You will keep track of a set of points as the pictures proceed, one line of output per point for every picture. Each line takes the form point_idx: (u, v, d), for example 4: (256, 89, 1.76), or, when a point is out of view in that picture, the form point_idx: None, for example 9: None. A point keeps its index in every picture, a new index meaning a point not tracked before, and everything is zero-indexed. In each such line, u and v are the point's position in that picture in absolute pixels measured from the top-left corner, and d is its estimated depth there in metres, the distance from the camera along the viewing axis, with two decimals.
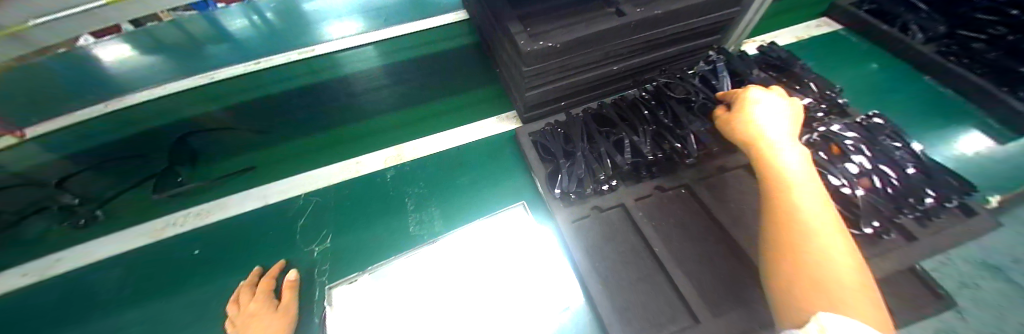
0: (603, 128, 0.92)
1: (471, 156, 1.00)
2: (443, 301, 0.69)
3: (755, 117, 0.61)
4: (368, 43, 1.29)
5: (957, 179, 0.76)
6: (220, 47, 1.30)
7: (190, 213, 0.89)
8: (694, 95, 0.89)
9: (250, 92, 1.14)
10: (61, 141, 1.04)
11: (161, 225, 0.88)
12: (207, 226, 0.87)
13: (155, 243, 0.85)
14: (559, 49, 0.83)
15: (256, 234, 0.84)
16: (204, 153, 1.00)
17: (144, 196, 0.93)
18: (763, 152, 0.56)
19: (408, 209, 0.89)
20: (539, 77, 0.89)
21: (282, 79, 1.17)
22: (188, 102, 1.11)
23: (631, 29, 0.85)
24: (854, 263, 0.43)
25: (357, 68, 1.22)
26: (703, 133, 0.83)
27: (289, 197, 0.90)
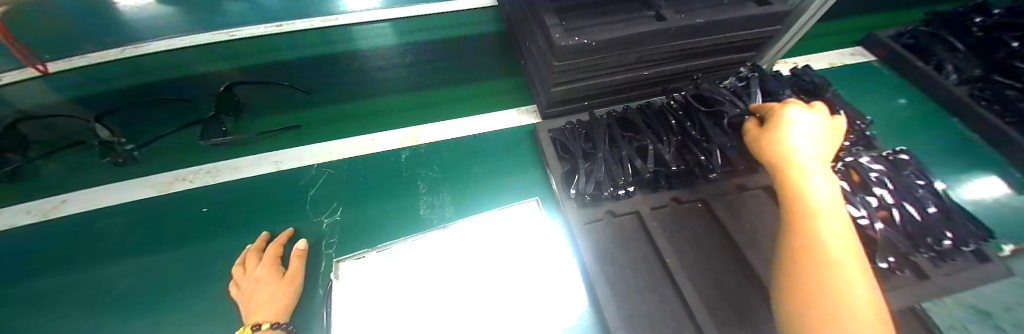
0: (626, 133, 0.88)
1: (487, 145, 1.03)
2: (444, 284, 0.69)
3: (789, 136, 0.56)
4: (388, 19, 1.36)
5: (975, 223, 0.75)
6: (238, 3, 1.31)
7: (201, 171, 0.95)
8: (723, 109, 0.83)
9: (270, 55, 1.21)
10: (82, 81, 1.07)
11: (192, 173, 0.95)
12: (216, 185, 0.92)
13: (191, 189, 0.92)
14: (593, 47, 0.79)
15: (263, 196, 0.91)
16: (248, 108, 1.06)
17: (191, 145, 0.99)
18: (794, 178, 0.52)
19: (421, 192, 0.92)
20: (567, 74, 0.87)
21: (300, 46, 1.25)
22: (204, 60, 1.17)
23: (669, 35, 0.81)
24: (870, 302, 0.42)
25: (375, 43, 1.29)
26: (729, 149, 0.78)
27: (301, 166, 0.96)
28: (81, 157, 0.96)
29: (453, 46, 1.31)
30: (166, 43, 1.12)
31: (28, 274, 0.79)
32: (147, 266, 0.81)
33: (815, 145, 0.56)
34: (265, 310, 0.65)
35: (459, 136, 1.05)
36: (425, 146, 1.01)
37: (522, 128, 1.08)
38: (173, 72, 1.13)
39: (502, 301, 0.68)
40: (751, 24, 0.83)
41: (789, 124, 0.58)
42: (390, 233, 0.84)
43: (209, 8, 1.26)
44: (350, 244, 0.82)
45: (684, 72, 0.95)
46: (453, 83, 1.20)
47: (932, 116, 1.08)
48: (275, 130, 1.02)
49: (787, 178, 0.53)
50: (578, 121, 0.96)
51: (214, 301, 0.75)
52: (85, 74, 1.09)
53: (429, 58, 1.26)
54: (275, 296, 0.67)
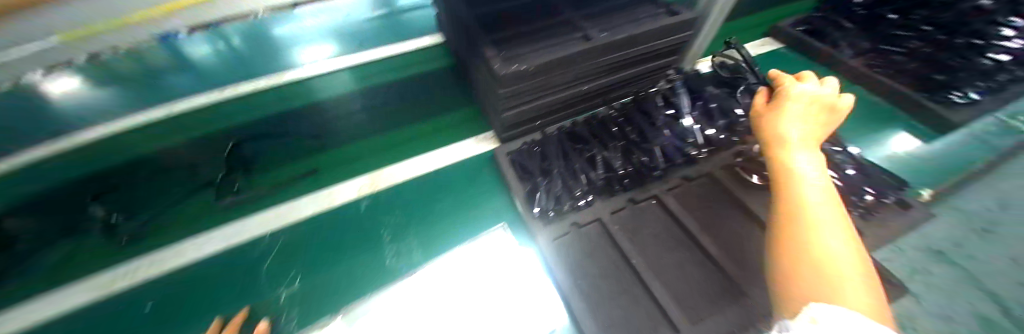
0: (577, 145, 0.94)
1: (445, 180, 1.05)
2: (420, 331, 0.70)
3: (783, 120, 0.68)
4: (344, 67, 1.36)
5: (891, 177, 0.84)
6: (181, 76, 1.30)
7: (146, 262, 0.89)
8: (656, 112, 0.92)
9: (218, 123, 1.17)
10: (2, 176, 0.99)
11: (137, 266, 0.89)
12: (167, 274, 0.88)
13: (133, 286, 0.86)
14: (532, 72, 0.85)
15: (214, 278, 0.87)
16: (257, 162, 1.10)
17: (208, 204, 1.02)
18: (784, 156, 0.64)
19: (385, 241, 0.92)
20: (514, 99, 0.92)
21: (246, 110, 1.22)
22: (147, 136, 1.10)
23: (598, 53, 0.88)
24: (858, 254, 0.51)
25: (333, 93, 1.30)
26: (668, 147, 0.87)
27: (256, 236, 0.93)
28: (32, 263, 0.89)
29: (405, 86, 1.34)
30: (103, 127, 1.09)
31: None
32: None
33: (804, 127, 0.67)
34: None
35: (422, 174, 1.06)
36: (383, 193, 1.02)
37: (482, 156, 1.11)
38: (104, 153, 1.05)
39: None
40: (667, 33, 0.92)
41: (784, 110, 0.69)
42: (357, 289, 0.83)
43: (152, 87, 1.25)
44: (315, 312, 0.80)
45: (620, 82, 1.03)
46: (409, 122, 1.22)
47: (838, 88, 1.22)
48: (292, 180, 1.06)
49: (781, 157, 0.64)
50: (533, 140, 1.01)
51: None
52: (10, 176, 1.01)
53: (384, 101, 1.29)
54: None
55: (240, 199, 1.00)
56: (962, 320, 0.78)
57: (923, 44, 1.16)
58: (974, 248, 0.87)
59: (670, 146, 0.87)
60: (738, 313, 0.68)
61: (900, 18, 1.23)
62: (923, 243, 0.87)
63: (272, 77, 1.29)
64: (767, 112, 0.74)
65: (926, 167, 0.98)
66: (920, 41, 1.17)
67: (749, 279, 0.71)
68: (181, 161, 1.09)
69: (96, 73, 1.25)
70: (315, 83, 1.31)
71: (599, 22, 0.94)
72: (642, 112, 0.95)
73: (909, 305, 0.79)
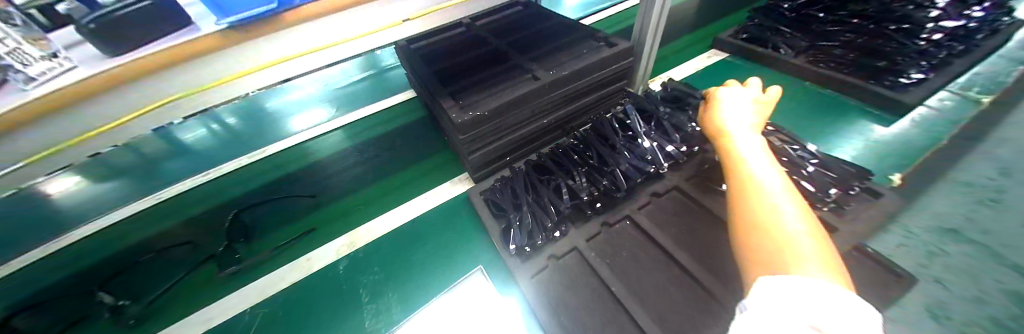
0: (544, 177, 0.96)
1: (422, 228, 1.04)
2: None
3: (721, 113, 0.67)
4: (338, 126, 1.48)
5: (854, 166, 0.85)
6: (179, 161, 1.40)
7: None
8: (613, 135, 0.96)
9: (201, 202, 1.20)
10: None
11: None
12: None
13: None
14: (488, 115, 0.90)
15: None
16: (260, 227, 1.10)
17: (213, 277, 0.97)
18: (724, 143, 0.61)
19: (364, 301, 0.89)
20: (477, 142, 0.95)
21: (242, 181, 1.27)
22: (134, 226, 1.13)
23: (548, 88, 0.94)
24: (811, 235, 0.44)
25: (324, 154, 1.35)
26: (630, 167, 0.88)
27: (234, 315, 0.89)
28: None
29: (380, 141, 1.38)
30: (95, 225, 1.15)
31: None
32: None
33: (743, 118, 0.66)
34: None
35: (399, 226, 1.06)
36: (365, 248, 1.01)
37: (457, 198, 1.12)
38: (87, 251, 1.07)
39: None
40: (608, 63, 1.00)
41: (722, 102, 0.70)
42: None
43: (151, 176, 1.33)
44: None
45: (577, 112, 1.08)
46: (384, 175, 1.24)
47: (792, 87, 1.27)
48: (293, 239, 1.05)
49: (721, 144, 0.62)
50: (503, 178, 1.03)
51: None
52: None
53: (358, 158, 1.31)
54: None
55: (243, 267, 0.98)
56: (970, 305, 0.73)
57: (856, 36, 1.26)
58: (962, 225, 0.84)
59: (631, 166, 0.88)
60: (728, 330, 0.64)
61: (829, 16, 1.35)
62: (907, 228, 0.85)
63: (257, 152, 1.38)
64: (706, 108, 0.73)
65: (887, 151, 0.99)
66: (852, 33, 1.27)
67: (731, 291, 0.69)
68: (158, 244, 1.07)
69: (91, 170, 1.38)
70: (295, 153, 1.37)
71: (547, 62, 1.02)
72: (601, 136, 0.99)
73: (913, 297, 0.74)
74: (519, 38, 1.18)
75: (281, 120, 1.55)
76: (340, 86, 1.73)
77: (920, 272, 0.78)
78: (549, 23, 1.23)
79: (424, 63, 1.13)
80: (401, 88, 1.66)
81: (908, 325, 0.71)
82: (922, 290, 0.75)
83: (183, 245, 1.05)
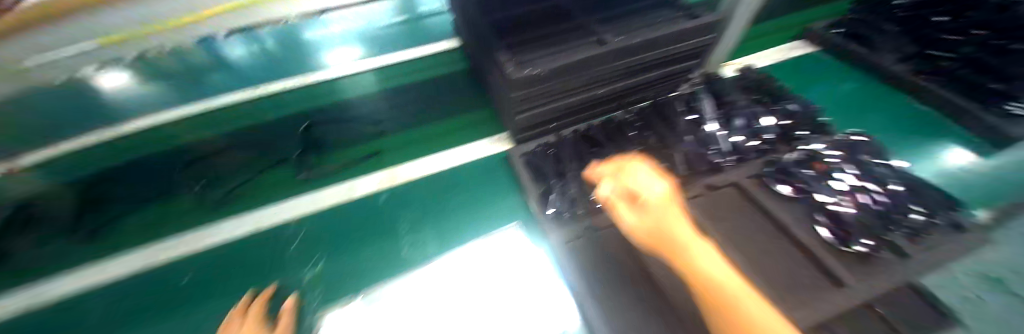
0: (593, 148, 0.93)
1: (464, 176, 1.07)
2: (438, 316, 0.71)
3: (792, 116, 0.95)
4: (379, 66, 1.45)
5: (940, 194, 0.77)
6: (218, 72, 1.39)
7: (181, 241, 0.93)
8: (675, 116, 0.92)
9: (245, 117, 1.23)
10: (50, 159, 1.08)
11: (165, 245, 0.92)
12: (185, 255, 0.90)
13: (169, 260, 0.89)
14: (545, 76, 0.83)
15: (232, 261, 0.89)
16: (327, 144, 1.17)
17: (282, 180, 1.07)
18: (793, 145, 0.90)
19: (401, 232, 0.93)
20: (527, 102, 0.90)
21: (282, 105, 1.28)
22: (184, 128, 1.19)
23: (614, 56, 0.86)
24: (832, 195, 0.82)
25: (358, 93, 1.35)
26: (689, 152, 0.85)
27: (279, 223, 0.95)
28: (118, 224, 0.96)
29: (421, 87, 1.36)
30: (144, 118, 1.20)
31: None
32: None
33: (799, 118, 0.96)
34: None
35: (436, 172, 1.08)
36: (403, 186, 1.03)
37: (494, 156, 1.12)
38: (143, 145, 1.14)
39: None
40: (687, 36, 0.89)
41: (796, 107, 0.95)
42: (369, 279, 0.83)
43: (195, 83, 1.34)
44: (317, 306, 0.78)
45: (636, 86, 1.01)
46: (423, 122, 1.24)
47: (879, 97, 1.14)
48: (359, 159, 1.12)
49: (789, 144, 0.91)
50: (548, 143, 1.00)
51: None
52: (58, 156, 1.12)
53: (398, 101, 1.31)
54: None
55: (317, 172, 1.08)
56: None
57: (978, 50, 1.04)
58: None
59: (688, 154, 0.84)
60: None
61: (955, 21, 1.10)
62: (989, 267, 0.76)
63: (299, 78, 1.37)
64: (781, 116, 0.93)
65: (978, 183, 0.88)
66: (971, 48, 1.05)
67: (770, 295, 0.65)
68: (206, 150, 1.14)
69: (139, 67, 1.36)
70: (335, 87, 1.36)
71: (616, 27, 0.93)
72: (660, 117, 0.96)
73: None
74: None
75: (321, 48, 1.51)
76: (384, 23, 1.65)
77: (999, 314, 0.69)
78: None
79: None
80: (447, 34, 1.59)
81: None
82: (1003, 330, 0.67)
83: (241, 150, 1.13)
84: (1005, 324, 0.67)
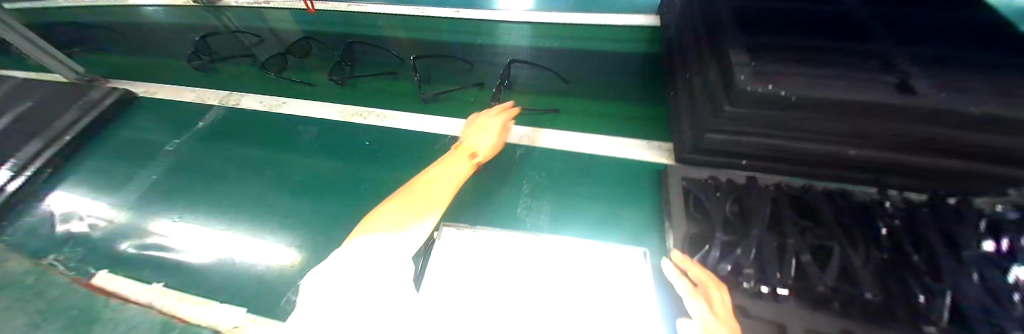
0: (796, 215, 0.71)
1: (603, 169, 0.99)
2: (526, 292, 0.63)
3: None
4: (547, 22, 1.44)
5: None
6: None
7: (374, 113, 1.24)
8: (941, 241, 0.65)
9: (441, 34, 1.46)
10: (327, 25, 1.57)
11: (368, 112, 1.25)
12: (376, 127, 1.20)
13: (364, 124, 1.21)
14: (789, 102, 0.64)
15: (396, 146, 1.13)
16: (514, 82, 1.25)
17: (468, 97, 1.24)
18: None
19: (522, 193, 0.95)
20: (737, 124, 0.72)
21: (458, 32, 1.45)
22: (403, 29, 1.51)
23: (909, 115, 0.61)
24: None
25: (512, 41, 1.40)
26: (954, 296, 0.58)
27: (438, 135, 1.14)
28: (358, 83, 1.34)
29: (594, 58, 1.31)
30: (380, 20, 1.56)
31: (214, 133, 1.26)
32: (311, 164, 1.12)
33: None
34: (382, 225, 0.72)
35: (574, 151, 1.04)
36: (543, 150, 1.05)
37: (642, 165, 0.98)
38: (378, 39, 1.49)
39: None
40: None
41: None
42: (485, 216, 0.89)
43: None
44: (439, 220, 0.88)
45: (905, 166, 0.71)
46: (583, 97, 1.20)
47: None
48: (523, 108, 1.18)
49: None
50: (727, 184, 0.79)
51: (320, 219, 0.96)
52: (329, 20, 1.60)
53: (562, 64, 1.30)
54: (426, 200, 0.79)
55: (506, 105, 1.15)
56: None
57: None
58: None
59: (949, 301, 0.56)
60: None
61: None
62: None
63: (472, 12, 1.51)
64: None
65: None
66: None
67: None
68: (411, 49, 1.43)
69: None
70: (513, 34, 1.43)
71: (930, 78, 0.65)
72: (918, 228, 0.68)
73: None
74: (864, 23, 0.81)
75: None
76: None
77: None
78: (915, 23, 0.82)
79: (724, 2, 0.92)
80: (644, 11, 1.44)
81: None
82: None
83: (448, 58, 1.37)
84: None
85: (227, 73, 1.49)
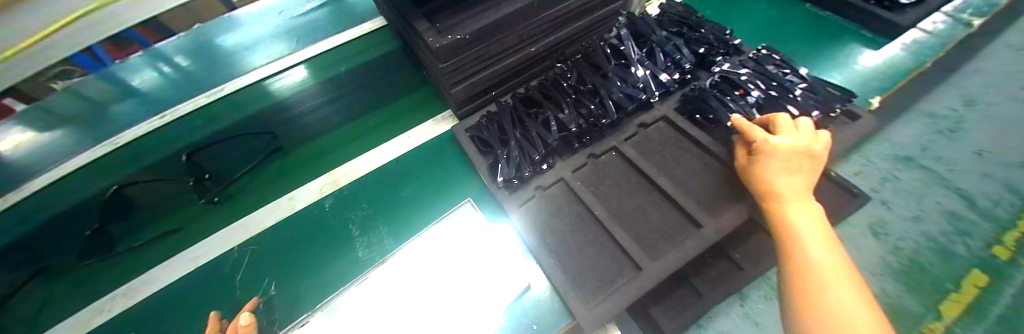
0: (531, 110, 0.94)
1: (411, 164, 1.00)
2: (430, 297, 0.69)
3: (776, 7, 1.24)
4: (288, 67, 1.21)
5: (837, 90, 0.84)
6: (128, 105, 1.11)
7: (116, 296, 0.82)
8: (608, 64, 0.92)
9: (150, 154, 1.03)
10: (28, 212, 0.93)
11: (105, 303, 0.81)
12: (129, 309, 0.80)
13: (112, 319, 0.79)
14: (468, 40, 0.81)
15: (184, 303, 0.81)
16: (288, 145, 1.05)
17: (302, 162, 1.02)
18: (791, 26, 1.18)
19: (355, 236, 0.88)
20: (458, 72, 0.87)
21: (179, 135, 1.07)
22: (79, 182, 0.97)
23: (535, 9, 0.86)
24: (823, 44, 1.12)
25: (269, 102, 1.14)
26: (622, 96, 0.87)
27: (223, 253, 0.87)
28: (164, 234, 0.91)
29: (356, 76, 1.19)
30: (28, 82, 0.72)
31: None
32: None
33: (775, 6, 1.25)
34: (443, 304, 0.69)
35: (380, 166, 1.00)
36: (349, 187, 0.96)
37: (443, 137, 1.04)
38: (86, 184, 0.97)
39: (474, 307, 0.68)
40: None
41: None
42: (329, 283, 0.81)
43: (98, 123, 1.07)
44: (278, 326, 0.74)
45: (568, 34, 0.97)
46: (367, 116, 1.11)
47: (796, 13, 1.22)
48: (310, 164, 1.01)
49: (783, 26, 1.19)
50: (489, 113, 0.98)
51: None
52: None
53: (336, 95, 1.15)
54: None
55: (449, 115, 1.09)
56: (991, 226, 0.77)
57: None
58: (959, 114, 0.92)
59: (624, 95, 0.87)
60: (707, 230, 0.70)
61: None
62: (902, 147, 0.92)
63: (212, 90, 1.15)
64: (776, 24, 1.20)
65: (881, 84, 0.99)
66: None
67: (719, 220, 0.71)
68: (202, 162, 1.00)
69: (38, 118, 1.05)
70: (269, 85, 1.17)
71: None
72: (593, 65, 0.95)
73: (901, 202, 0.85)
74: None
75: (246, 52, 1.23)
76: (297, 12, 1.34)
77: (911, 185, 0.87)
78: None
79: None
80: (372, 12, 1.34)
81: (896, 247, 0.80)
82: (912, 199, 0.85)
83: (337, 109, 1.12)
84: (912, 193, 0.85)
85: None
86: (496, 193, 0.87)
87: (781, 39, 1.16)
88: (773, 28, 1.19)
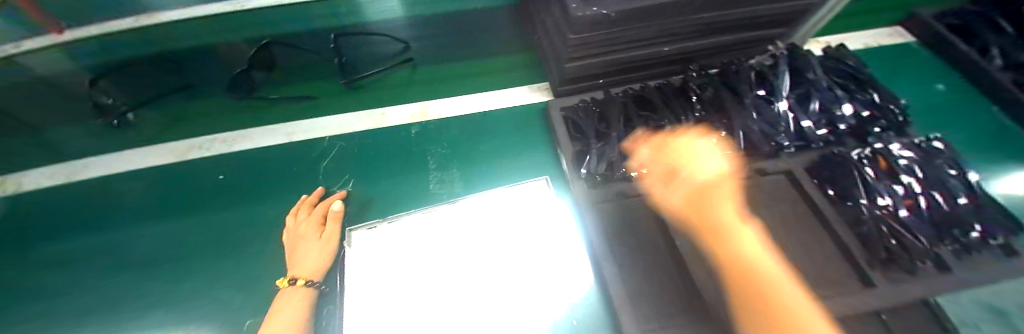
0: (641, 112, 0.87)
1: (498, 121, 0.98)
2: (486, 255, 0.68)
3: (950, 95, 1.06)
4: None
5: (1006, 216, 0.71)
6: None
7: (219, 140, 0.95)
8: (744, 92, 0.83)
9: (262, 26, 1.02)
10: None
11: (208, 140, 0.95)
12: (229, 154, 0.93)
13: (206, 157, 0.93)
14: (614, 18, 0.73)
15: (271, 169, 0.90)
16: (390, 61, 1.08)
17: (400, 82, 1.05)
18: (968, 119, 1.01)
19: (431, 168, 0.89)
20: (583, 48, 0.81)
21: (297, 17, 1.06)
22: None
23: (696, 6, 0.77)
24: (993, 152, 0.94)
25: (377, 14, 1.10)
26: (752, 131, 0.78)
27: (314, 138, 0.94)
28: (269, 103, 1.00)
29: (468, 15, 1.16)
30: None
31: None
32: (167, 230, 0.83)
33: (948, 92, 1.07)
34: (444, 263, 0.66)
35: (467, 113, 0.99)
36: (436, 122, 0.97)
37: (534, 106, 1.01)
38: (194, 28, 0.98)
39: (522, 279, 0.65)
40: None
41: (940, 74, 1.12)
42: (394, 202, 0.83)
43: None
44: (344, 223, 0.78)
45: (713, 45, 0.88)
46: (468, 58, 1.10)
47: (977, 108, 1.03)
48: (405, 88, 1.04)
49: (953, 115, 1.02)
50: (593, 100, 0.93)
51: (216, 287, 0.74)
52: None
53: (443, 28, 1.14)
54: (315, 250, 0.68)
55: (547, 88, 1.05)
56: None
57: None
58: None
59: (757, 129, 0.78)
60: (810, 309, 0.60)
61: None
62: None
63: None
64: (943, 111, 1.03)
65: None
66: None
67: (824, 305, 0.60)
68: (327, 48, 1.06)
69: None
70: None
71: None
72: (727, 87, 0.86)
73: None
74: None
75: None
76: None
77: None
78: None
79: None
80: None
81: None
82: None
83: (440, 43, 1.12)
84: None
85: (126, 158, 0.93)
86: (574, 181, 0.83)
87: (946, 126, 1.00)
88: (937, 113, 1.03)
